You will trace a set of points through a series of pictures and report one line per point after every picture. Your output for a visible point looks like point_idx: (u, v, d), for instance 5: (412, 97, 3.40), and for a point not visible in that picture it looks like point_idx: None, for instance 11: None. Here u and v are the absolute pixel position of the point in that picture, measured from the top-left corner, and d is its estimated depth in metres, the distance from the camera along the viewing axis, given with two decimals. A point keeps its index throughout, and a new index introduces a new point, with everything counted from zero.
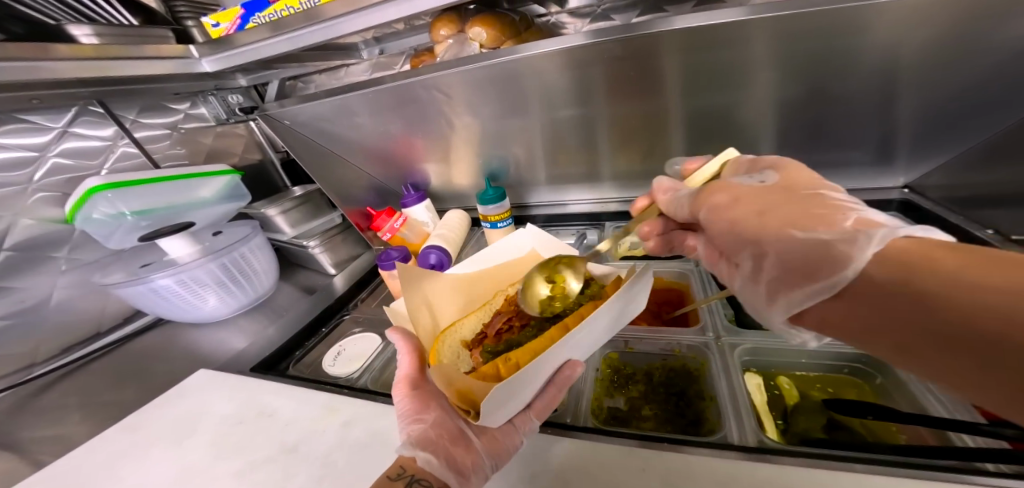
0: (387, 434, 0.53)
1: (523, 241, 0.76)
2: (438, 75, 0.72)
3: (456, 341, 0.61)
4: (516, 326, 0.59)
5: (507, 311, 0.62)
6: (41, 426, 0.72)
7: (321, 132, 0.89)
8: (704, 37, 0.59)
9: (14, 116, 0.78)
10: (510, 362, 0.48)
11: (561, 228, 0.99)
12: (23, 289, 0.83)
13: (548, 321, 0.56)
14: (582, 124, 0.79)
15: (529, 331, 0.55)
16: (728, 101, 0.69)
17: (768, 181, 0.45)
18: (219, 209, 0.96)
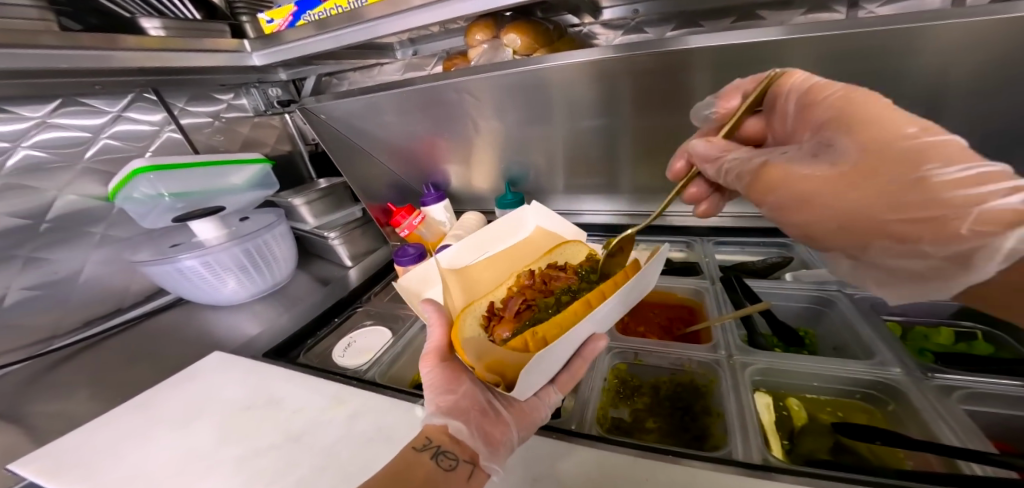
0: (391, 430, 0.53)
1: (527, 221, 0.80)
2: (468, 79, 0.75)
3: (475, 318, 0.59)
4: (535, 305, 0.59)
5: (520, 294, 0.62)
6: (51, 400, 0.73)
7: (356, 128, 0.93)
8: (733, 56, 0.60)
9: (75, 100, 0.84)
10: (537, 336, 0.48)
11: None
12: (56, 261, 0.87)
13: (567, 297, 0.59)
14: (606, 135, 0.81)
15: (548, 307, 0.57)
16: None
17: (838, 157, 0.38)
18: (249, 196, 1.01)
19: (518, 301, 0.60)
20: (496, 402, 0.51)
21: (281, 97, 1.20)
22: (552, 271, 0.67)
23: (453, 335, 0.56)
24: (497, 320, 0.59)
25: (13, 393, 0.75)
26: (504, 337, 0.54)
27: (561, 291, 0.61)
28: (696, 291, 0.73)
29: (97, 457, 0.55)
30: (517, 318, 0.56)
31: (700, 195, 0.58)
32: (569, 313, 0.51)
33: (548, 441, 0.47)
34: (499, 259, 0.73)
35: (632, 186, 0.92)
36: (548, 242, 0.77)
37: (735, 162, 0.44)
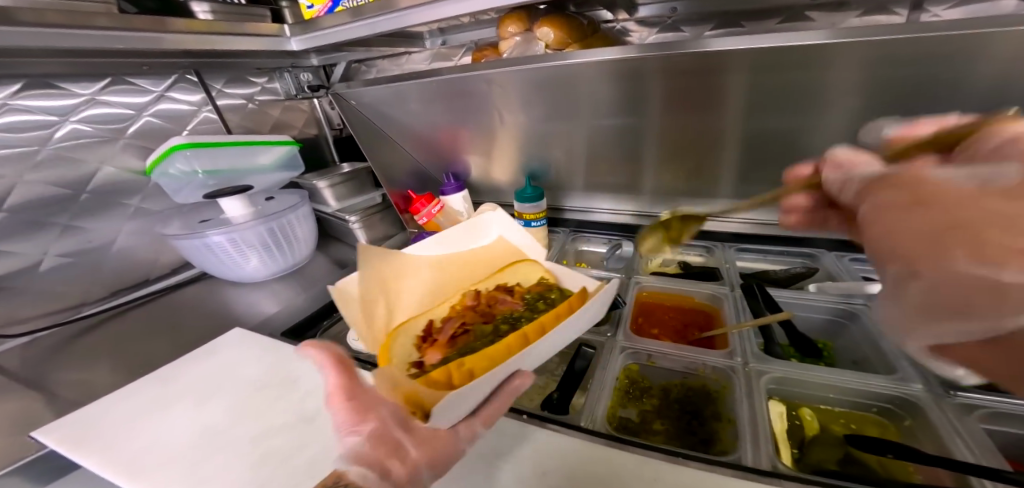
0: None
1: (490, 227, 0.81)
2: (494, 71, 0.75)
3: (409, 337, 0.64)
4: (469, 331, 0.61)
5: (458, 318, 0.66)
6: (80, 365, 0.76)
7: (383, 114, 0.94)
8: (772, 59, 0.58)
9: (123, 79, 0.89)
10: (464, 368, 0.49)
11: (590, 235, 1.03)
12: (91, 230, 0.90)
13: (506, 326, 0.60)
14: (632, 134, 0.80)
15: (484, 334, 0.59)
16: (799, 122, 0.67)
17: (993, 178, 0.26)
18: (275, 175, 1.05)
19: (454, 326, 0.63)
20: (410, 433, 0.42)
21: (312, 82, 1.27)
22: (499, 291, 0.70)
23: (382, 353, 0.59)
24: (429, 342, 0.62)
25: (43, 356, 0.78)
26: (431, 361, 0.57)
27: (502, 318, 0.63)
28: (714, 296, 0.72)
29: (121, 426, 0.58)
30: (449, 344, 0.60)
31: (799, 206, 0.54)
32: (502, 347, 0.50)
33: (558, 436, 0.47)
34: (456, 273, 0.76)
35: (654, 186, 0.91)
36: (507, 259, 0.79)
37: (862, 174, 0.37)
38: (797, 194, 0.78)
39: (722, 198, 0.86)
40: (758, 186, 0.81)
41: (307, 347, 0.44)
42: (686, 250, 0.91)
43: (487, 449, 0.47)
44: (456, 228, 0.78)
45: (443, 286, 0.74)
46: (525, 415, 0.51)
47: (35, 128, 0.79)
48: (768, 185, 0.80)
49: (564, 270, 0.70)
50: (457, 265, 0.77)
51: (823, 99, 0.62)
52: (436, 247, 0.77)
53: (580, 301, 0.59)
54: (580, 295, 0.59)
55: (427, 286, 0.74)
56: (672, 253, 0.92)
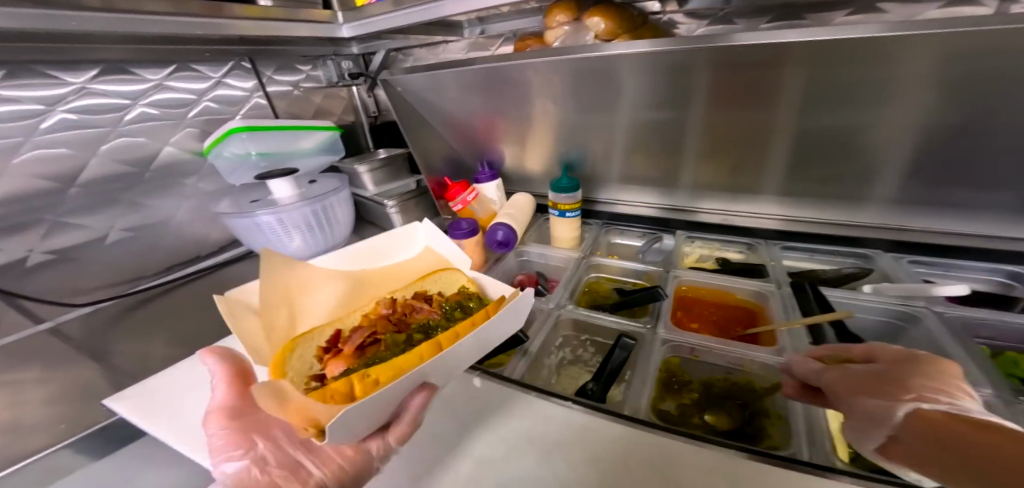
0: (448, 397, 0.56)
1: (418, 237, 0.85)
2: (527, 62, 0.75)
3: (310, 349, 0.60)
4: (377, 342, 0.60)
5: (369, 328, 0.63)
6: (137, 332, 0.81)
7: (422, 101, 0.97)
8: (829, 51, 0.55)
9: (188, 66, 0.95)
10: (368, 377, 0.45)
11: (624, 228, 1.03)
12: (152, 207, 0.97)
13: (418, 337, 0.59)
14: (673, 127, 0.79)
15: (393, 345, 0.58)
16: (861, 120, 0.64)
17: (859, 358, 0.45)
18: (317, 159, 1.10)
19: (362, 335, 0.61)
20: (308, 460, 0.47)
21: (352, 70, 1.31)
22: (416, 302, 0.69)
23: (279, 363, 0.56)
24: (333, 353, 0.60)
25: (102, 322, 0.83)
26: (335, 372, 0.55)
27: (417, 328, 0.62)
28: (759, 292, 0.71)
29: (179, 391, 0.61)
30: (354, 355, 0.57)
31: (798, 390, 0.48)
32: (414, 354, 0.48)
33: (610, 423, 0.47)
34: (369, 288, 0.76)
35: (693, 182, 0.90)
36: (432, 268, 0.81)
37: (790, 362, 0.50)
38: (851, 191, 0.76)
39: (769, 195, 0.84)
40: (807, 184, 0.78)
41: (204, 356, 0.54)
42: (725, 246, 0.92)
43: (537, 433, 0.48)
44: (378, 241, 0.81)
45: (359, 296, 0.73)
46: (570, 401, 0.51)
47: (109, 111, 0.85)
48: (820, 185, 0.77)
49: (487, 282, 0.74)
50: (379, 280, 0.78)
51: (887, 90, 0.58)
52: (347, 260, 0.77)
53: (499, 306, 0.58)
54: (497, 303, 0.59)
55: (343, 297, 0.72)
56: (709, 248, 0.93)
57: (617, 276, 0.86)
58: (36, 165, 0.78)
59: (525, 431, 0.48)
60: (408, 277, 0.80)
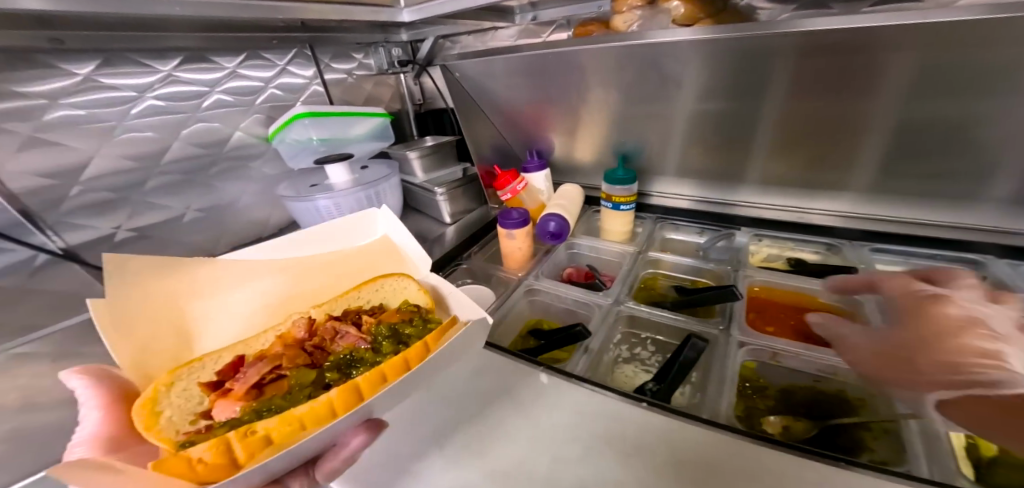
0: (514, 391, 0.55)
1: (375, 226, 0.73)
2: (580, 49, 0.76)
3: (197, 381, 0.51)
4: (284, 374, 0.50)
5: (276, 357, 0.53)
6: None
7: (476, 88, 0.98)
8: (931, 37, 0.50)
9: (258, 54, 1.02)
10: (257, 433, 0.37)
11: (679, 225, 0.98)
12: (222, 190, 1.03)
13: (336, 370, 0.49)
14: (747, 117, 0.75)
15: (301, 379, 0.47)
16: (975, 110, 0.57)
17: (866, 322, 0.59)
18: (369, 145, 1.14)
19: (264, 368, 0.51)
20: None
21: (401, 57, 1.32)
22: (341, 323, 0.58)
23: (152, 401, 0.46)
24: (227, 390, 0.50)
25: None
26: (223, 415, 0.46)
27: (336, 359, 0.51)
28: (848, 297, 0.68)
29: None
30: (246, 391, 0.48)
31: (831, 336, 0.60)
32: (321, 406, 0.40)
33: (693, 427, 0.46)
34: (290, 294, 0.65)
35: (762, 179, 0.86)
36: (379, 270, 0.70)
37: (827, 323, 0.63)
38: (955, 191, 0.70)
39: (855, 193, 0.79)
40: (901, 180, 0.72)
41: (73, 374, 0.43)
42: (799, 245, 0.86)
43: (613, 432, 0.46)
44: (315, 232, 0.68)
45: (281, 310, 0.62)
46: (645, 403, 0.50)
47: (191, 98, 0.92)
48: (920, 179, 0.71)
49: (449, 298, 0.64)
50: (306, 287, 0.66)
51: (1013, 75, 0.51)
52: (277, 253, 0.66)
53: (441, 338, 0.49)
54: (438, 334, 0.49)
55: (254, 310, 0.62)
56: (781, 248, 0.87)
57: (670, 271, 0.84)
58: (127, 147, 0.84)
59: (599, 430, 0.47)
60: (344, 284, 0.68)
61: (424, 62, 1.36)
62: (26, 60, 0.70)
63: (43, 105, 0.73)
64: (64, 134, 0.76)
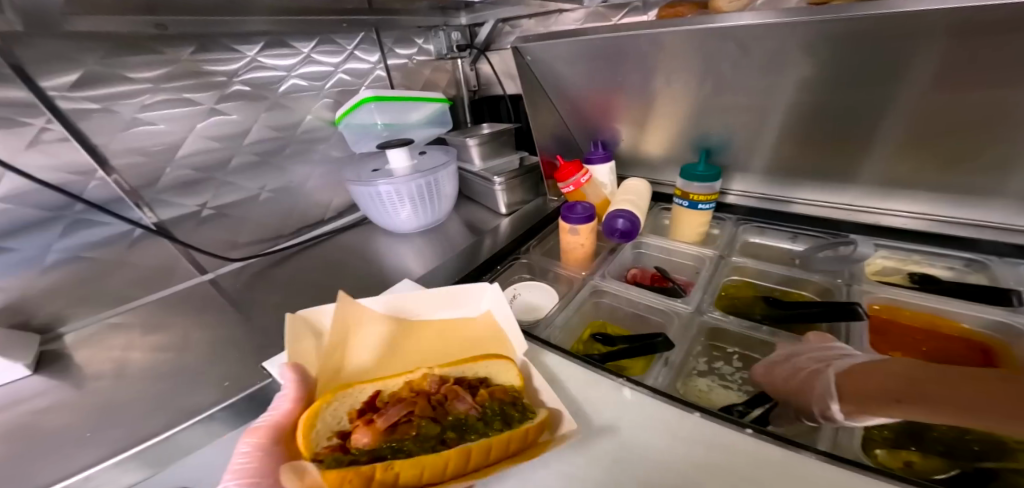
0: (596, 406, 0.50)
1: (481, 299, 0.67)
2: (658, 31, 0.70)
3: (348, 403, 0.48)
4: (409, 419, 0.45)
5: (409, 400, 0.47)
6: (274, 291, 0.89)
7: (549, 73, 0.94)
8: None
9: (329, 38, 1.04)
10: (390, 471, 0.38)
11: (778, 226, 0.89)
12: (291, 172, 1.07)
13: (456, 430, 0.44)
14: (869, 106, 0.66)
15: (424, 431, 0.43)
16: None
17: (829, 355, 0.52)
18: (427, 131, 1.14)
19: (400, 409, 0.46)
20: None
21: (460, 42, 1.31)
22: (462, 385, 0.51)
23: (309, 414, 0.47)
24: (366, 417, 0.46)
25: (250, 282, 0.94)
26: (357, 445, 0.43)
27: (458, 416, 0.46)
28: (1001, 324, 0.57)
29: None
30: (386, 428, 0.44)
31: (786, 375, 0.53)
32: (441, 457, 0.40)
33: (814, 462, 0.40)
34: (408, 350, 0.60)
35: (875, 179, 0.77)
36: (486, 344, 0.61)
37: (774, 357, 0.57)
38: None
39: (1006, 198, 0.67)
40: None
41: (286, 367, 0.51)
42: (926, 258, 0.74)
43: (714, 461, 0.41)
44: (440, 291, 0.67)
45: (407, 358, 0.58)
46: (749, 429, 0.44)
47: (268, 82, 0.96)
48: None
49: (538, 379, 0.54)
50: (436, 336, 0.63)
51: None
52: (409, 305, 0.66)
53: (530, 455, 0.44)
54: (538, 423, 0.45)
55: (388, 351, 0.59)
56: (900, 262, 0.76)
57: (756, 279, 0.78)
58: (213, 130, 0.91)
59: (696, 455, 0.42)
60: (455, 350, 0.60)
61: (482, 47, 1.32)
62: (132, 47, 0.77)
63: (147, 89, 0.80)
64: (162, 117, 0.83)
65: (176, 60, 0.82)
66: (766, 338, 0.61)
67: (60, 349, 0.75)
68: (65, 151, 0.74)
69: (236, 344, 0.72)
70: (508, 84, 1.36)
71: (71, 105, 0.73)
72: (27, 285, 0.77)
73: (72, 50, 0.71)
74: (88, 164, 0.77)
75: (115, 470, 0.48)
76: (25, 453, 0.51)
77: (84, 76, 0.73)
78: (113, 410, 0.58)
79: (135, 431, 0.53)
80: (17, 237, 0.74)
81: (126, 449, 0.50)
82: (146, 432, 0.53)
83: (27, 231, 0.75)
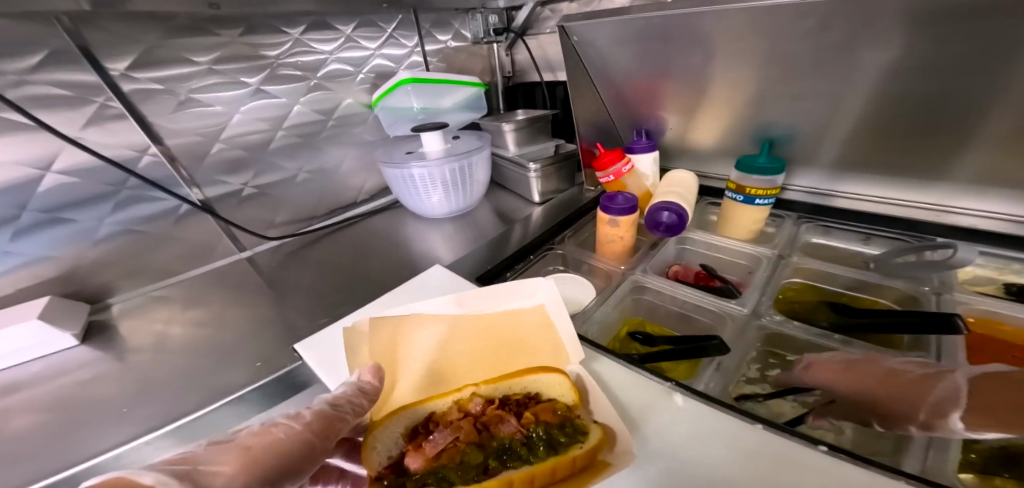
0: (643, 412, 0.46)
1: (536, 297, 0.62)
2: (725, 9, 0.63)
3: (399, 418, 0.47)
4: (460, 444, 0.42)
5: (458, 423, 0.44)
6: (309, 271, 0.90)
7: (594, 55, 0.88)
8: None
9: (370, 21, 1.02)
10: None
11: (849, 226, 0.81)
12: (328, 154, 1.08)
13: (502, 458, 0.41)
14: (976, 93, 0.57)
15: (472, 463, 0.40)
16: None
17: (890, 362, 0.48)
18: (461, 116, 1.11)
19: (447, 432, 0.43)
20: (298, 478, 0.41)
21: (497, 25, 1.26)
22: (511, 403, 0.47)
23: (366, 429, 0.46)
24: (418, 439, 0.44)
25: (286, 261, 0.95)
26: (409, 469, 0.41)
27: (506, 442, 0.42)
28: None
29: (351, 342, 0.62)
30: (435, 454, 0.41)
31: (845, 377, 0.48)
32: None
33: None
34: (456, 355, 0.56)
35: (973, 177, 0.67)
36: (539, 353, 0.55)
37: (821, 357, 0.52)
38: None
39: None
40: None
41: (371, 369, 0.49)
42: None
43: (783, 479, 0.36)
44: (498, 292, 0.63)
45: (461, 363, 0.54)
46: (824, 446, 0.38)
47: (311, 65, 0.96)
48: None
49: (598, 394, 0.49)
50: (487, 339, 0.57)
51: None
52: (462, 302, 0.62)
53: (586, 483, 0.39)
54: (588, 449, 0.40)
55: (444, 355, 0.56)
56: (997, 271, 0.67)
57: (820, 283, 0.71)
58: (258, 113, 0.92)
59: (761, 474, 0.37)
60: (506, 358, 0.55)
61: (520, 31, 1.28)
62: (191, 29, 0.78)
63: (203, 71, 0.82)
64: (215, 99, 0.85)
65: (228, 43, 0.83)
66: (837, 348, 0.54)
67: (108, 320, 0.79)
68: (123, 129, 0.76)
69: (269, 323, 0.72)
70: (545, 72, 1.32)
71: (133, 85, 0.75)
72: (80, 256, 0.80)
73: (134, 31, 0.72)
74: (143, 141, 0.79)
75: (148, 446, 0.49)
76: (72, 422, 0.53)
77: (144, 56, 0.75)
78: (152, 384, 0.59)
79: (171, 407, 0.54)
80: (77, 210, 0.77)
81: (161, 427, 0.50)
82: (180, 409, 0.54)
83: (86, 204, 0.78)
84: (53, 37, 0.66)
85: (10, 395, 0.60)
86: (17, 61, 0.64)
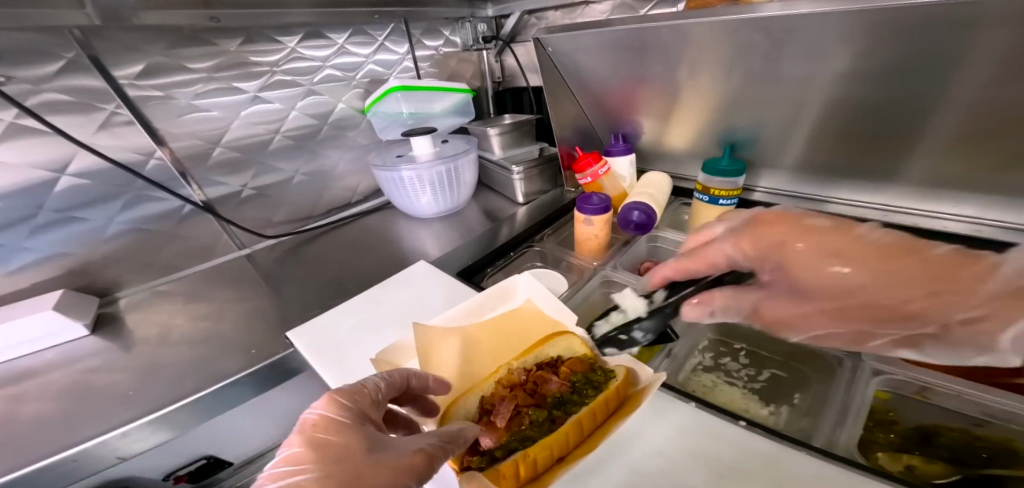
0: None
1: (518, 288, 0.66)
2: (686, 23, 0.68)
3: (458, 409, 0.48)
4: (519, 408, 0.45)
5: (511, 395, 0.47)
6: (303, 267, 0.96)
7: (571, 64, 0.93)
8: None
9: (362, 30, 1.08)
10: (529, 459, 0.38)
11: None
12: (323, 157, 1.14)
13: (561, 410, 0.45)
14: (915, 102, 0.62)
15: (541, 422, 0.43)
16: None
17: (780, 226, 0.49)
18: (449, 120, 1.16)
19: (507, 404, 0.45)
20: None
21: (486, 33, 1.34)
22: (544, 367, 0.51)
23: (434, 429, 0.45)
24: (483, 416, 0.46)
25: (282, 258, 1.01)
26: (487, 446, 0.42)
27: (557, 401, 0.46)
28: None
29: (338, 331, 0.67)
30: (507, 426, 0.43)
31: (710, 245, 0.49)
32: (562, 433, 0.41)
33: (805, 457, 0.39)
34: (480, 343, 0.57)
35: (921, 177, 0.72)
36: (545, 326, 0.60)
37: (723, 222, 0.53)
38: None
39: None
40: None
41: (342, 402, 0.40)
42: None
43: (706, 450, 0.41)
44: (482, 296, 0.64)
45: (489, 351, 0.56)
46: (743, 422, 0.44)
47: (308, 72, 1.02)
48: None
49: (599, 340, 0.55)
50: (504, 328, 0.60)
51: None
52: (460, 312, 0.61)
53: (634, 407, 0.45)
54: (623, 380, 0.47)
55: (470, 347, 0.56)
56: None
57: None
58: (256, 117, 0.98)
59: (689, 445, 0.42)
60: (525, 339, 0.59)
61: (507, 39, 1.31)
62: (193, 39, 0.84)
63: (202, 78, 0.88)
64: (215, 104, 0.91)
65: (226, 52, 0.89)
66: None
67: (116, 312, 0.85)
68: (130, 133, 0.82)
69: (265, 314, 0.78)
70: (532, 77, 1.38)
71: (138, 92, 0.81)
72: (90, 253, 0.86)
73: (138, 41, 0.78)
74: (149, 145, 0.85)
75: (152, 421, 0.55)
76: (86, 401, 0.59)
77: (151, 65, 0.81)
78: (156, 370, 0.65)
79: (174, 390, 0.60)
80: (86, 209, 0.83)
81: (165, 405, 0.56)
82: (180, 392, 0.59)
83: (96, 203, 0.84)
84: (67, 48, 0.72)
85: (27, 380, 0.65)
86: (32, 69, 0.70)
